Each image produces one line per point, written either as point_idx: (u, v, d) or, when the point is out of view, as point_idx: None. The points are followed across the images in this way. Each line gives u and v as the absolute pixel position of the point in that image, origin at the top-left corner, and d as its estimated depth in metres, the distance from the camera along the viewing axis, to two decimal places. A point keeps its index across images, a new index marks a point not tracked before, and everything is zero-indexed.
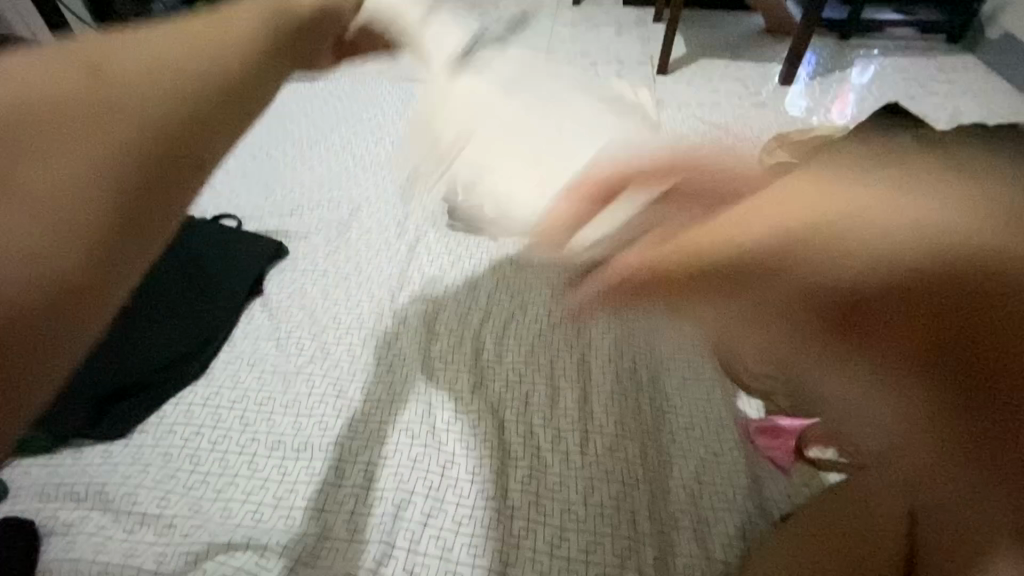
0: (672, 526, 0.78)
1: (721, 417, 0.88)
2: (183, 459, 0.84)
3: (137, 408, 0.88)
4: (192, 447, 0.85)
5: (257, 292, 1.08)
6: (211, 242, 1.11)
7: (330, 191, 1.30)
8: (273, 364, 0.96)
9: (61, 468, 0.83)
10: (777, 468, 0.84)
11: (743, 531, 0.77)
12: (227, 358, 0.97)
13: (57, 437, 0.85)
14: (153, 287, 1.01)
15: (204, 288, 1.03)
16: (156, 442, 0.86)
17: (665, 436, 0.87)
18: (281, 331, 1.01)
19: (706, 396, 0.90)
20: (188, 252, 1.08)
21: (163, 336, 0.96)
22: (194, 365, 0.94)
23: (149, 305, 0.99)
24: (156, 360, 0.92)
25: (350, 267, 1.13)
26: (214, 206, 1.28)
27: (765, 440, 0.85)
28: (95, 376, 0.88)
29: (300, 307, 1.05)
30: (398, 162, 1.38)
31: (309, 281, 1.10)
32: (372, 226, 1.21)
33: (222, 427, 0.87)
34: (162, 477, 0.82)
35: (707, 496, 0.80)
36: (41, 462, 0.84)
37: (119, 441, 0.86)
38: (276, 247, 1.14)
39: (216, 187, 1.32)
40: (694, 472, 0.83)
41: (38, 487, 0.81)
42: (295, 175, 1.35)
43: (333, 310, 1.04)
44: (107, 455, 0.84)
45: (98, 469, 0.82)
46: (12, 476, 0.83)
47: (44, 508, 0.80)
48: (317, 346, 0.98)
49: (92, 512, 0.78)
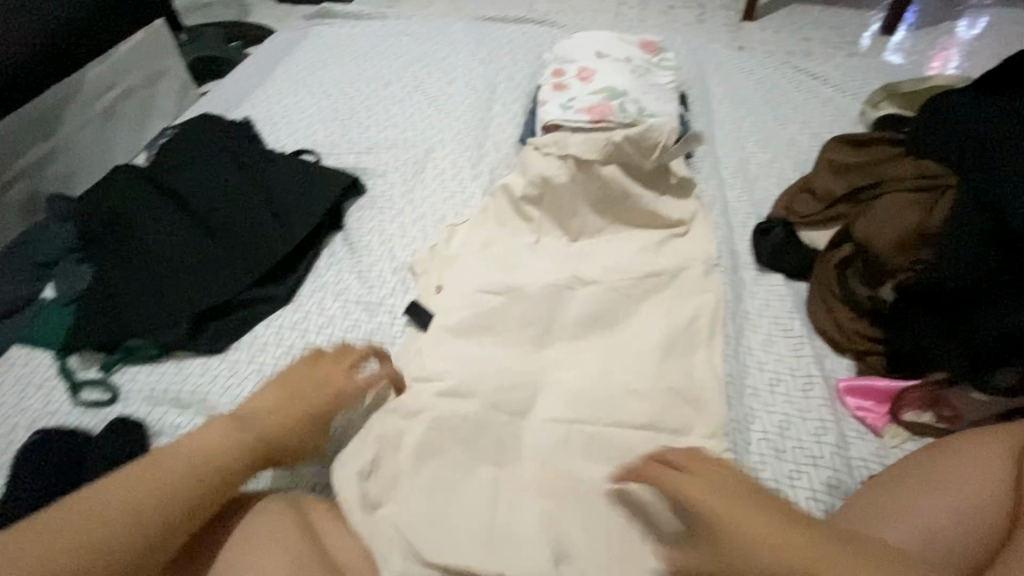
0: (753, 475, 0.77)
1: (807, 374, 0.86)
2: (277, 376, 0.89)
3: (234, 326, 0.94)
4: (285, 365, 0.90)
5: (337, 226, 1.11)
6: (295, 175, 1.14)
7: (404, 130, 1.30)
8: (356, 295, 0.98)
9: (166, 376, 0.89)
10: (867, 428, 0.82)
11: (828, 487, 0.76)
12: (312, 287, 1.00)
13: (162, 348, 0.90)
14: (243, 215, 1.06)
15: (289, 219, 1.06)
16: (251, 359, 0.90)
17: (746, 389, 0.86)
18: (362, 264, 1.03)
19: (790, 353, 0.89)
20: (274, 184, 1.12)
21: (253, 262, 0.99)
22: (283, 291, 0.98)
23: (240, 233, 1.03)
24: (248, 283, 0.97)
25: (427, 207, 1.13)
26: (292, 140, 1.30)
27: (854, 400, 0.83)
28: (196, 294, 0.94)
29: (379, 242, 1.07)
30: (472, 103, 1.35)
31: (387, 218, 1.11)
32: (447, 166, 1.21)
33: (312, 350, 0.91)
34: (257, 390, 0.87)
35: (791, 450, 0.79)
36: (148, 369, 0.90)
37: (217, 356, 0.91)
38: (353, 180, 1.15)
39: (294, 123, 1.34)
40: (776, 426, 0.82)
41: (146, 391, 0.87)
42: (369, 113, 1.35)
43: (411, 248, 1.06)
44: (207, 367, 0.90)
45: (200, 379, 0.88)
46: (122, 380, 0.89)
47: (152, 410, 0.85)
48: (397, 281, 1.00)
49: (196, 417, 0.84)
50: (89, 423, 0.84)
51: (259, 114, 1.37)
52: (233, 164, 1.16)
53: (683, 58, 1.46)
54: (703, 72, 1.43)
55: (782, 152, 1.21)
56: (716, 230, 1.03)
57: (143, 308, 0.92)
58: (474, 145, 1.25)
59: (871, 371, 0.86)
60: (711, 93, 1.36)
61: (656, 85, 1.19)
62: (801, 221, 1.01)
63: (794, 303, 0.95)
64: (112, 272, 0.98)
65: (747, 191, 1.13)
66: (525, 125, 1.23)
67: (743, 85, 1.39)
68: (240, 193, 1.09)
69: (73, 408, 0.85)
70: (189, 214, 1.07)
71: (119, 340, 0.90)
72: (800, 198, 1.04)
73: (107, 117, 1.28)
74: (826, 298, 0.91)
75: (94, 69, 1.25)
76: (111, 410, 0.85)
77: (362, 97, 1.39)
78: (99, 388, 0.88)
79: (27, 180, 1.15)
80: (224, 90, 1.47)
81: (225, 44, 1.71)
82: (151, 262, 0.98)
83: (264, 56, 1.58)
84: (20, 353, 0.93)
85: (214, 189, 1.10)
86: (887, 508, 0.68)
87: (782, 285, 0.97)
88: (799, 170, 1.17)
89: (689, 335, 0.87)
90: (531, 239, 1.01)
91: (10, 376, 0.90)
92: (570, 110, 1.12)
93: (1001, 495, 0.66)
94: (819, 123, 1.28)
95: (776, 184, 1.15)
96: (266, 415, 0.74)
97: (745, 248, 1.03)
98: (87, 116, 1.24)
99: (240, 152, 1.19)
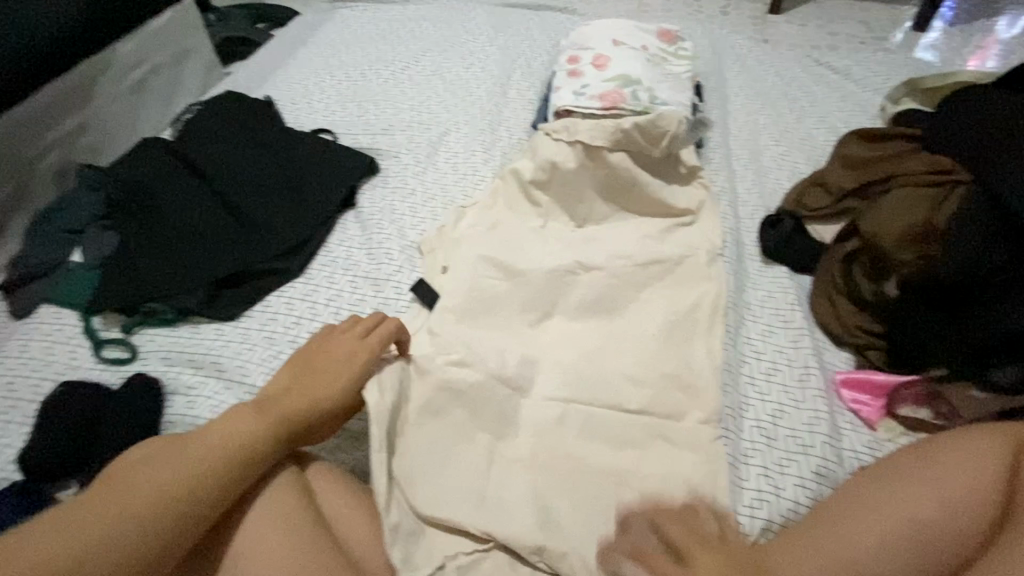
0: (742, 461, 0.78)
1: (805, 365, 0.87)
2: (285, 343, 0.92)
3: (246, 295, 0.97)
4: (293, 334, 0.93)
5: (350, 205, 1.14)
6: (312, 153, 1.17)
7: (420, 112, 1.32)
8: (365, 271, 1.01)
9: (183, 339, 0.93)
10: (862, 422, 0.82)
11: (817, 476, 0.76)
12: (323, 262, 1.04)
13: (179, 312, 0.95)
14: (260, 191, 1.10)
15: (305, 197, 1.10)
16: (261, 327, 0.94)
17: (743, 377, 0.86)
18: (372, 241, 1.06)
19: (789, 344, 0.89)
20: (290, 161, 1.16)
21: (268, 235, 1.03)
22: (295, 264, 1.01)
23: (257, 206, 1.07)
24: (262, 255, 1.00)
25: (437, 188, 1.15)
26: (311, 120, 1.33)
27: (850, 393, 0.83)
28: (212, 263, 0.98)
29: (389, 221, 1.09)
30: (487, 88, 1.36)
31: (398, 197, 1.14)
32: (459, 150, 1.23)
33: (319, 321, 0.95)
34: (267, 356, 0.90)
35: (783, 439, 0.80)
36: (166, 331, 0.95)
37: (230, 323, 0.95)
38: (370, 163, 1.17)
39: (313, 103, 1.37)
40: (769, 414, 0.82)
41: (163, 352, 0.91)
42: (387, 95, 1.37)
43: (420, 228, 1.08)
44: (220, 332, 0.94)
45: (213, 343, 0.92)
46: (142, 341, 0.94)
47: (168, 370, 0.89)
48: (405, 259, 1.03)
49: (208, 378, 0.88)
50: (110, 379, 0.89)
51: (281, 93, 1.40)
52: (253, 142, 1.20)
53: (702, 48, 1.45)
54: (721, 63, 1.42)
55: (796, 145, 1.20)
56: (723, 220, 1.03)
57: (162, 273, 0.96)
58: (487, 129, 1.26)
59: (869, 366, 0.86)
60: (727, 84, 1.35)
61: (670, 75, 1.19)
62: (810, 217, 1.01)
63: (798, 295, 0.95)
64: (134, 239, 1.02)
65: (757, 183, 1.13)
66: (538, 111, 1.24)
67: (760, 77, 1.38)
68: (258, 169, 1.13)
69: (96, 363, 0.90)
70: (209, 187, 1.11)
71: (139, 302, 0.94)
72: (811, 193, 1.04)
73: (136, 92, 1.33)
74: (829, 292, 0.92)
75: (125, 44, 1.29)
76: (130, 367, 0.90)
77: (381, 79, 1.42)
78: (120, 347, 0.92)
79: (60, 149, 1.20)
80: (248, 70, 1.51)
81: (251, 26, 1.75)
82: (172, 230, 1.03)
83: (287, 37, 1.61)
84: (49, 312, 0.99)
85: (234, 164, 1.14)
86: (868, 497, 0.68)
87: (786, 277, 0.97)
88: (812, 164, 1.16)
89: (688, 322, 0.88)
90: (538, 223, 1.03)
91: (39, 332, 0.95)
92: (582, 96, 1.13)
93: (987, 495, 0.66)
94: (836, 118, 1.27)
95: (787, 177, 1.14)
96: (278, 400, 0.71)
97: (751, 239, 1.03)
98: (118, 90, 1.29)
99: (260, 129, 1.23)
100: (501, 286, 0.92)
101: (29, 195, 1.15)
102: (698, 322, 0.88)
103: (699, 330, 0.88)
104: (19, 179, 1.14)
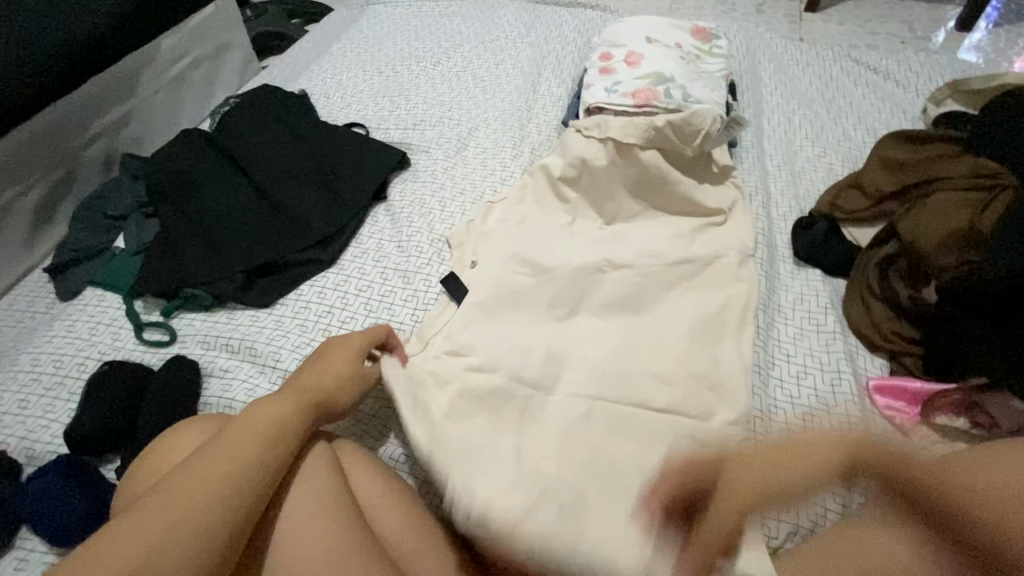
0: None
1: (836, 370, 0.86)
2: (316, 331, 0.94)
3: (280, 283, 1.00)
4: (325, 323, 0.95)
5: (380, 198, 1.16)
6: (345, 146, 1.20)
7: (451, 108, 1.33)
8: (395, 263, 1.03)
9: (220, 324, 0.96)
10: (896, 427, 0.79)
11: (846, 482, 0.75)
12: (355, 253, 1.05)
13: (216, 297, 0.98)
14: (295, 183, 1.12)
15: (337, 189, 1.12)
16: (294, 315, 0.96)
17: (772, 381, 0.86)
18: (402, 234, 1.07)
19: (821, 349, 0.88)
20: (324, 154, 1.18)
21: (301, 226, 1.05)
22: (327, 254, 1.03)
23: (292, 197, 1.09)
24: (295, 245, 1.02)
25: (467, 183, 1.16)
26: (344, 114, 1.35)
27: (883, 399, 0.82)
28: (249, 252, 1.00)
29: (419, 214, 1.11)
30: (518, 85, 1.37)
31: (428, 192, 1.15)
32: (490, 146, 1.23)
33: (350, 310, 0.97)
34: (299, 343, 0.92)
35: (811, 443, 0.79)
36: (203, 316, 0.98)
37: (264, 309, 0.98)
38: (401, 157, 1.19)
39: (347, 97, 1.39)
40: (799, 418, 0.81)
41: (201, 336, 0.94)
42: (419, 91, 1.39)
43: (450, 222, 1.09)
44: (255, 319, 0.96)
45: (249, 329, 0.94)
46: (180, 325, 0.97)
47: (205, 353, 0.92)
48: (434, 252, 1.04)
49: (243, 362, 0.90)
50: (151, 360, 0.92)
51: (315, 87, 1.43)
52: (288, 134, 1.23)
53: (737, 47, 1.43)
54: (756, 62, 1.39)
55: (831, 146, 1.18)
56: (755, 221, 1.02)
57: (200, 260, 1.00)
58: (517, 126, 1.27)
59: (905, 372, 0.85)
60: (762, 84, 1.33)
61: (705, 73, 1.18)
62: (846, 218, 1.00)
63: (831, 298, 0.93)
64: (175, 227, 1.06)
65: (791, 184, 1.11)
66: (569, 109, 1.24)
67: (797, 77, 1.36)
68: (293, 161, 1.16)
69: (137, 345, 0.94)
70: (246, 177, 1.14)
71: (178, 287, 0.97)
72: (847, 194, 1.02)
73: (177, 84, 1.37)
74: (863, 295, 0.90)
75: (168, 38, 1.34)
76: (169, 349, 0.93)
77: (413, 75, 1.43)
78: (161, 330, 0.96)
79: (106, 138, 1.24)
80: (284, 64, 1.54)
81: (287, 21, 1.79)
82: (210, 219, 1.06)
83: (322, 33, 1.64)
84: (94, 294, 1.03)
85: (270, 156, 1.17)
86: (902, 506, 0.67)
87: (819, 280, 0.96)
88: (848, 166, 1.13)
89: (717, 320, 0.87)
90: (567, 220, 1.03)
91: (84, 314, 0.99)
92: (615, 94, 1.13)
93: None
94: (874, 119, 1.24)
95: (823, 178, 1.12)
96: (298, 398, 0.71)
97: (783, 240, 1.02)
98: (161, 82, 1.34)
99: (295, 122, 1.25)
100: (531, 281, 0.93)
101: (76, 182, 1.20)
102: (729, 323, 0.88)
103: (729, 331, 0.87)
104: (68, 166, 1.18)
